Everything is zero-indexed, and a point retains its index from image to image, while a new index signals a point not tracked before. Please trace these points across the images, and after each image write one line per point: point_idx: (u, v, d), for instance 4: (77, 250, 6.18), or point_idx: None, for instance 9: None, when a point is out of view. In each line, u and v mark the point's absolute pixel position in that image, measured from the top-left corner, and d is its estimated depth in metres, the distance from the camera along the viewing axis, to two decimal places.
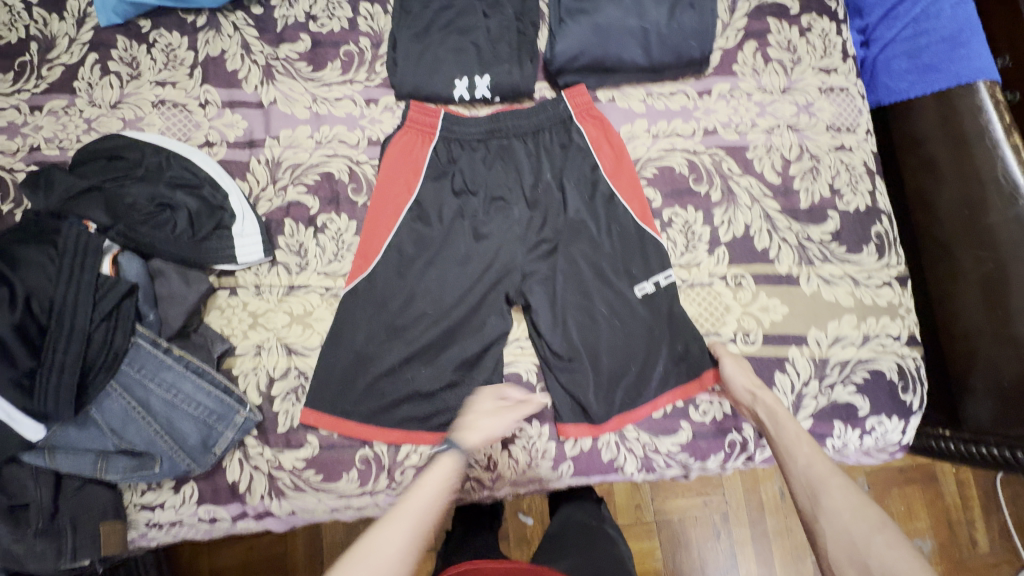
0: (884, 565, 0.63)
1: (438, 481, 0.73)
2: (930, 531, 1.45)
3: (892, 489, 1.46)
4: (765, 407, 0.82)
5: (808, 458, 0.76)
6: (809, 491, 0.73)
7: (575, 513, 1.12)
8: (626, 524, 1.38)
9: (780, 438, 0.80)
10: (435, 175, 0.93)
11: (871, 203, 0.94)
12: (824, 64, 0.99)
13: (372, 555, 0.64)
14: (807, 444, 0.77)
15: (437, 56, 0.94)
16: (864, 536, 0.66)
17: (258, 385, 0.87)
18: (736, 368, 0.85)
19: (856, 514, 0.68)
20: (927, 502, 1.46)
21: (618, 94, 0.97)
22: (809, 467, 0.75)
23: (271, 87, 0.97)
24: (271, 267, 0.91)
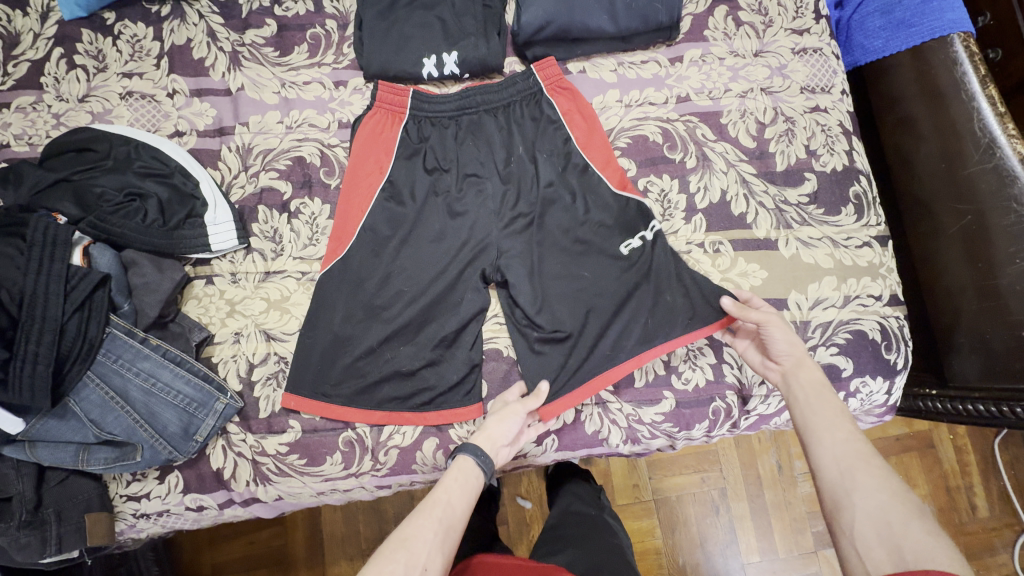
0: (918, 550, 0.56)
1: (459, 481, 0.72)
2: (929, 498, 1.45)
3: (890, 458, 1.46)
4: (805, 375, 0.75)
5: (845, 432, 0.68)
6: (840, 467, 0.65)
7: (576, 504, 1.10)
8: (623, 504, 1.38)
9: (812, 408, 0.72)
10: (407, 155, 0.93)
11: (848, 163, 0.93)
12: (796, 25, 0.97)
13: (402, 550, 0.63)
14: (844, 418, 0.69)
15: (404, 34, 0.93)
16: (899, 519, 0.59)
17: (238, 372, 0.87)
18: (778, 331, 0.78)
19: (892, 496, 0.61)
20: (925, 469, 1.46)
21: (589, 65, 0.96)
22: (845, 443, 0.67)
23: (238, 74, 0.96)
24: (246, 254, 0.91)
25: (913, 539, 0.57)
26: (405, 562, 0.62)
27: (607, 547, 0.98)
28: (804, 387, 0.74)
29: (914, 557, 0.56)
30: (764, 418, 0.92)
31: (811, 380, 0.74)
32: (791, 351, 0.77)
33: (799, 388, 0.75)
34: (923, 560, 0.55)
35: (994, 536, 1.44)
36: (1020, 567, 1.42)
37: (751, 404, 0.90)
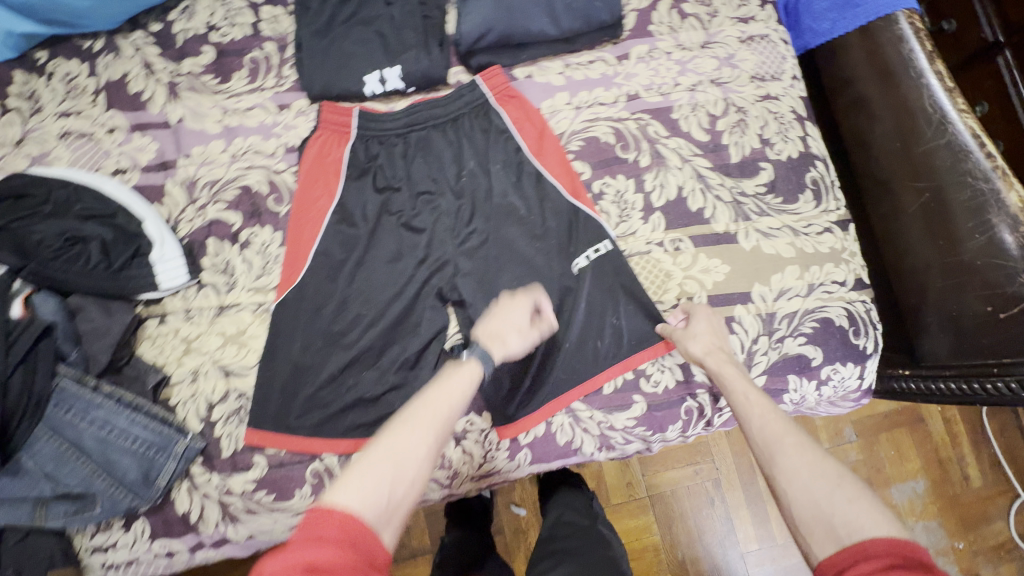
0: (846, 522, 0.54)
1: (460, 391, 0.69)
2: (923, 472, 1.44)
3: (881, 435, 1.45)
4: (721, 368, 0.76)
5: (762, 416, 0.68)
6: (767, 453, 0.64)
7: (566, 513, 1.09)
8: (619, 503, 1.37)
9: (732, 397, 0.73)
10: (356, 175, 0.91)
11: (803, 149, 0.92)
12: (741, 13, 0.96)
13: (395, 457, 0.60)
14: (760, 402, 0.69)
15: (343, 52, 0.91)
16: (826, 494, 0.57)
17: (198, 412, 0.85)
18: (685, 337, 0.81)
19: (815, 471, 0.60)
20: (917, 443, 1.45)
21: (535, 69, 0.95)
22: (763, 425, 0.66)
23: (177, 105, 0.94)
24: (199, 290, 0.89)
25: (839, 510, 0.55)
26: (393, 474, 0.59)
27: (601, 561, 0.94)
28: (728, 379, 0.75)
29: (845, 528, 0.54)
30: None
31: (731, 373, 0.75)
32: (702, 350, 0.79)
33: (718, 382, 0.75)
34: (854, 533, 0.53)
35: (989, 505, 1.43)
36: (1016, 534, 1.42)
37: (723, 401, 0.89)
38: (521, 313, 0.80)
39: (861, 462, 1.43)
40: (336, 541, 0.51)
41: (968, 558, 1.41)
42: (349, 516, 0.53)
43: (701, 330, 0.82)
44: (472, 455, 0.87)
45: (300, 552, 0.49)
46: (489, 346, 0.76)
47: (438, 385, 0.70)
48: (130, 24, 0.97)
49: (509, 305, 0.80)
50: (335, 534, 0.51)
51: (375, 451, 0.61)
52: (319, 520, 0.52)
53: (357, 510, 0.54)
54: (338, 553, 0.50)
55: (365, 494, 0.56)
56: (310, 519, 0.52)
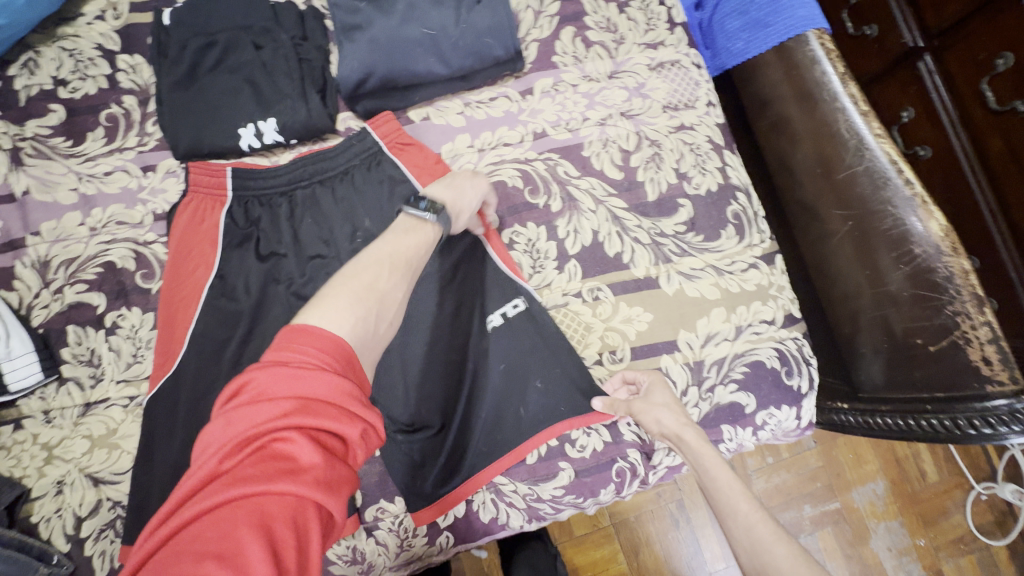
0: None
1: (423, 240, 0.64)
2: (881, 472, 1.40)
3: (837, 439, 1.40)
4: (695, 449, 0.69)
5: (749, 516, 0.62)
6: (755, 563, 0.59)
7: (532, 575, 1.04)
8: (582, 534, 1.29)
9: (715, 490, 0.66)
10: (236, 242, 0.81)
11: (722, 180, 0.87)
12: (649, 39, 0.91)
13: (358, 289, 0.53)
14: (746, 497, 0.64)
15: (210, 104, 0.81)
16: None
17: (64, 530, 0.74)
18: (650, 409, 0.73)
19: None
20: (873, 444, 1.41)
21: (432, 110, 0.86)
22: (751, 528, 0.61)
23: (21, 174, 0.82)
24: (59, 386, 0.78)
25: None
26: (359, 304, 0.52)
27: None
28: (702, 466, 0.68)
29: None
30: (675, 468, 0.85)
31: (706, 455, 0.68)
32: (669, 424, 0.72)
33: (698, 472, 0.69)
34: None
35: (946, 498, 1.41)
36: (973, 525, 1.40)
37: (657, 458, 0.82)
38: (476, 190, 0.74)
39: (820, 469, 1.37)
40: (319, 366, 0.45)
41: (928, 554, 1.38)
42: (328, 340, 0.47)
43: (658, 394, 0.75)
44: (387, 545, 0.78)
45: (289, 380, 0.43)
46: (450, 214, 0.69)
47: (395, 234, 0.62)
48: None
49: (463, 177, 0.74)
50: (321, 359, 0.45)
51: (343, 285, 0.53)
52: (294, 344, 0.45)
53: (340, 336, 0.48)
54: (325, 378, 0.44)
55: (341, 320, 0.49)
56: (283, 342, 0.45)
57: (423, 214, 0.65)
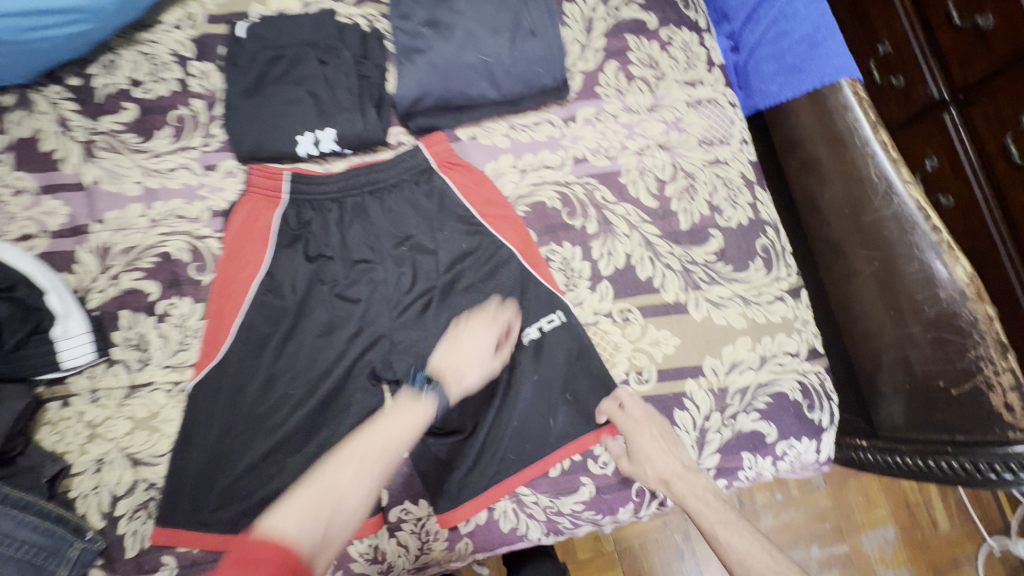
0: None
1: (414, 423, 0.72)
2: (892, 518, 1.38)
3: (849, 480, 1.39)
4: (694, 490, 0.77)
5: (742, 545, 0.73)
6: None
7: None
8: (586, 559, 1.28)
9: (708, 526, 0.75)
10: (286, 242, 0.85)
11: (752, 215, 0.90)
12: (689, 77, 0.95)
13: (328, 491, 0.64)
14: (735, 528, 0.75)
15: (274, 111, 0.87)
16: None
17: (100, 507, 0.77)
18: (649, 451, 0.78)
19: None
20: (885, 488, 1.40)
21: (479, 130, 0.91)
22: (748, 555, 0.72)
23: (92, 165, 0.87)
24: (108, 367, 0.81)
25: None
26: (320, 512, 0.61)
27: None
28: (703, 505, 0.76)
29: None
30: None
31: (705, 491, 0.77)
32: (671, 468, 0.77)
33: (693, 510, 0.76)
34: None
35: (957, 549, 1.39)
36: None
37: None
38: (484, 352, 0.79)
39: (830, 509, 1.36)
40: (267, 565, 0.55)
41: None
42: (285, 543, 0.57)
43: (652, 434, 0.79)
44: (408, 547, 0.79)
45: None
46: (450, 380, 0.76)
47: (386, 419, 0.72)
48: (45, 77, 0.90)
49: (473, 336, 0.79)
50: (271, 561, 0.55)
51: (311, 484, 0.64)
52: (259, 544, 0.56)
53: (292, 538, 0.58)
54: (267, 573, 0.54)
55: (302, 523, 0.59)
56: (250, 542, 0.57)
57: (419, 392, 0.75)
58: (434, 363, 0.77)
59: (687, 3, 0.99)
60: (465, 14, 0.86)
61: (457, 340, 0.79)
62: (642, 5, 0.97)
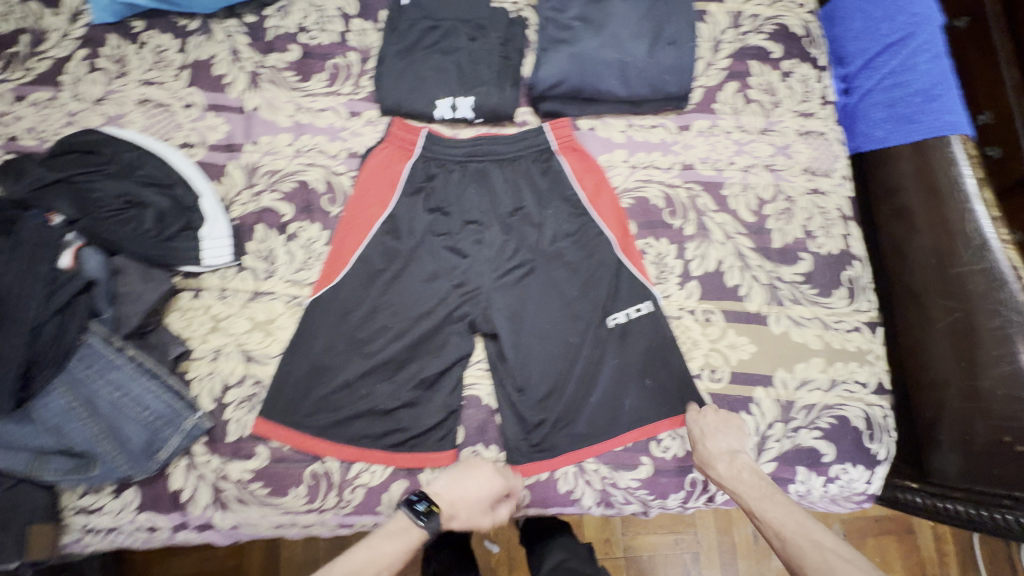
0: None
1: (400, 549, 0.74)
2: None
3: (868, 538, 1.39)
4: (735, 471, 0.80)
5: (783, 516, 0.76)
6: (796, 545, 0.73)
7: (570, 560, 1.08)
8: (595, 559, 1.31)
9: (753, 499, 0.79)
10: (410, 191, 0.93)
11: (844, 247, 0.94)
12: (803, 108, 1.00)
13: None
14: (776, 500, 0.78)
15: (421, 74, 0.95)
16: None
17: (211, 392, 0.85)
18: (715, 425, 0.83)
19: (839, 560, 0.70)
20: (904, 554, 1.39)
21: (599, 123, 0.98)
22: (791, 522, 0.75)
23: (255, 94, 0.98)
24: (238, 272, 0.90)
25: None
26: None
27: None
28: (743, 485, 0.80)
29: None
30: None
31: (745, 472, 0.80)
32: (714, 451, 0.82)
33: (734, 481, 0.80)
34: None
35: None
36: None
37: None
38: (487, 484, 0.80)
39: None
40: None
41: None
42: None
43: (697, 422, 0.83)
44: None
45: None
46: (444, 516, 0.77)
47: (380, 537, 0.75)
48: (226, 11, 1.01)
49: (477, 472, 0.81)
50: None
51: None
52: None
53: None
54: None
55: None
56: None
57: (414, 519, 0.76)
58: (435, 492, 0.80)
59: (812, 40, 1.04)
60: (615, 15, 0.93)
61: (461, 475, 0.81)
62: (770, 35, 1.03)
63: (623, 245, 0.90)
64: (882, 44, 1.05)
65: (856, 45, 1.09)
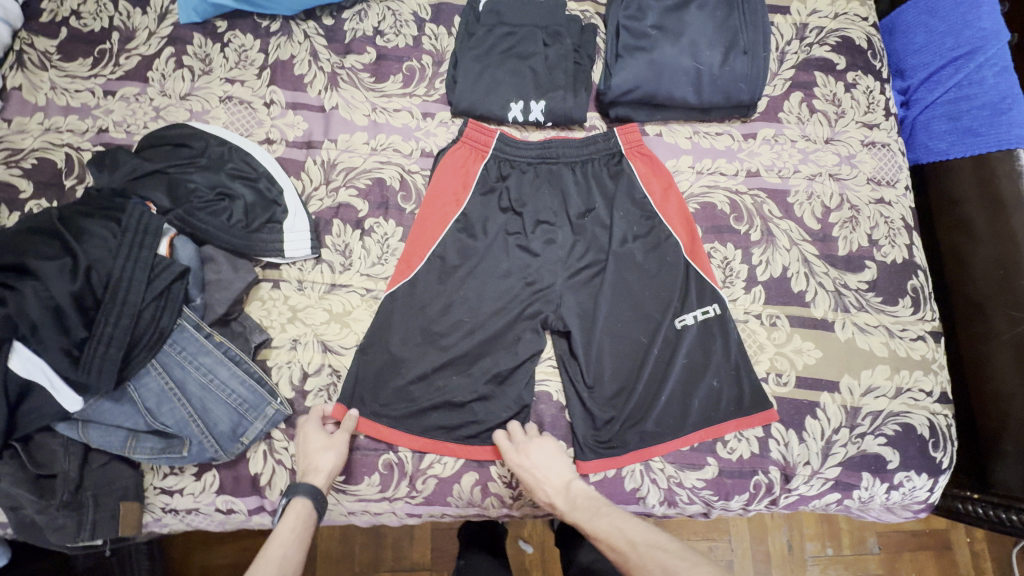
0: None
1: (299, 521, 0.74)
2: None
3: (905, 553, 1.33)
4: (572, 501, 0.79)
5: (611, 524, 0.74)
6: (630, 556, 0.71)
7: (601, 561, 0.98)
8: None
9: (591, 521, 0.76)
10: (483, 191, 0.95)
11: (908, 257, 0.96)
12: (867, 119, 1.02)
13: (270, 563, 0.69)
14: (612, 513, 0.76)
15: (496, 77, 0.98)
16: (671, 559, 0.68)
17: (291, 379, 0.87)
18: (534, 459, 0.82)
19: (653, 549, 0.70)
20: (940, 570, 1.33)
21: (666, 129, 1.01)
22: (629, 530, 0.73)
23: (334, 94, 1.01)
24: (316, 264, 0.93)
25: (683, 575, 0.66)
26: None
27: None
28: (576, 508, 0.78)
29: None
30: (804, 500, 0.89)
31: (578, 496, 0.79)
32: (554, 486, 0.80)
33: (574, 507, 0.78)
34: None
35: None
36: None
37: (795, 483, 0.87)
38: (317, 429, 0.83)
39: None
40: None
41: None
42: None
43: (532, 463, 0.81)
44: None
45: None
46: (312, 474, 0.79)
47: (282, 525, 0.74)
48: (305, 14, 1.05)
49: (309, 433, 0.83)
50: None
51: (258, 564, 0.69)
52: None
53: None
54: None
55: None
56: None
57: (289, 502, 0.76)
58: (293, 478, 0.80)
59: (876, 53, 1.06)
60: (690, 25, 0.96)
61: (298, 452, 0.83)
62: (834, 47, 1.04)
63: (691, 247, 0.92)
64: (946, 58, 1.07)
65: (917, 58, 1.11)
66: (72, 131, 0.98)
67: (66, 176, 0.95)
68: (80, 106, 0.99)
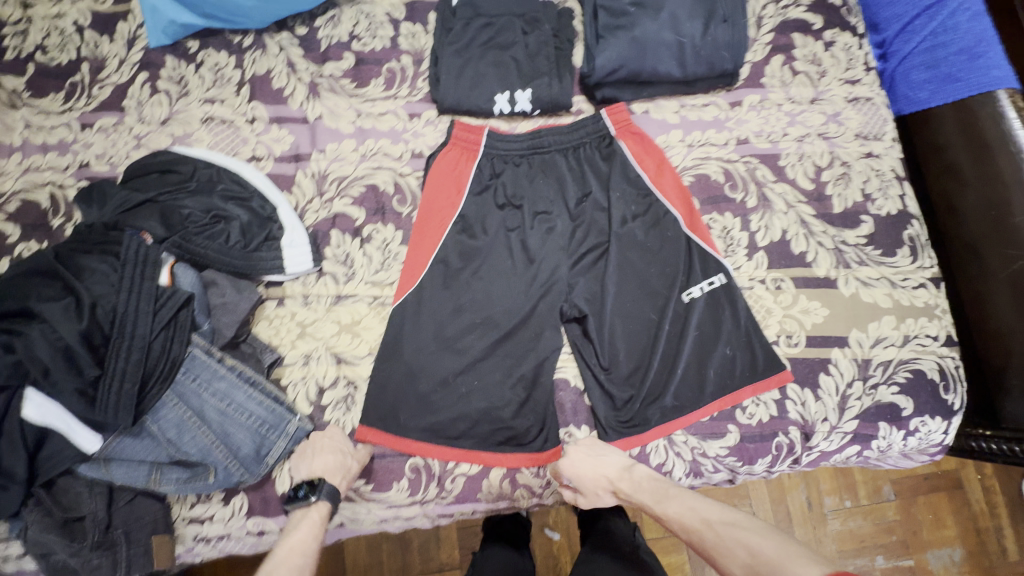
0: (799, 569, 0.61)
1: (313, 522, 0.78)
2: (959, 540, 1.35)
3: (919, 498, 1.36)
4: (637, 484, 0.81)
5: (683, 505, 0.75)
6: (706, 535, 0.71)
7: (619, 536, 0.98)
8: (652, 537, 1.22)
9: (661, 504, 0.77)
10: (478, 186, 0.95)
11: (902, 207, 0.97)
12: (849, 76, 1.03)
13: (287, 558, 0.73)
14: (683, 496, 0.77)
15: (478, 71, 0.98)
16: (749, 536, 0.68)
17: (308, 395, 0.87)
18: (580, 453, 0.84)
19: (730, 527, 0.70)
20: (954, 509, 1.36)
21: (652, 106, 1.01)
22: (702, 510, 0.74)
23: (317, 104, 1.00)
24: (319, 277, 0.92)
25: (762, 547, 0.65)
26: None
27: None
28: (642, 492, 0.80)
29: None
30: (825, 456, 0.91)
31: (643, 480, 0.81)
32: (614, 474, 0.82)
33: (642, 492, 0.80)
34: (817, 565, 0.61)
35: None
36: None
37: (815, 441, 0.89)
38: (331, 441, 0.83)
39: (898, 523, 1.34)
40: None
41: None
42: None
43: (583, 456, 0.84)
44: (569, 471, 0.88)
45: None
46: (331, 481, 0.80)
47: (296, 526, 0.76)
48: (277, 25, 1.03)
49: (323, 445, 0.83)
50: None
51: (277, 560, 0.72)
52: None
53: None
54: None
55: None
56: None
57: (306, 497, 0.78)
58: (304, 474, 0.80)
59: (850, 8, 1.06)
60: None
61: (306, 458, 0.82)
62: (810, 7, 1.05)
63: (691, 220, 0.92)
64: (919, 7, 1.08)
65: (890, 10, 1.12)
66: (53, 169, 0.95)
67: (53, 215, 0.93)
68: (58, 143, 0.97)
